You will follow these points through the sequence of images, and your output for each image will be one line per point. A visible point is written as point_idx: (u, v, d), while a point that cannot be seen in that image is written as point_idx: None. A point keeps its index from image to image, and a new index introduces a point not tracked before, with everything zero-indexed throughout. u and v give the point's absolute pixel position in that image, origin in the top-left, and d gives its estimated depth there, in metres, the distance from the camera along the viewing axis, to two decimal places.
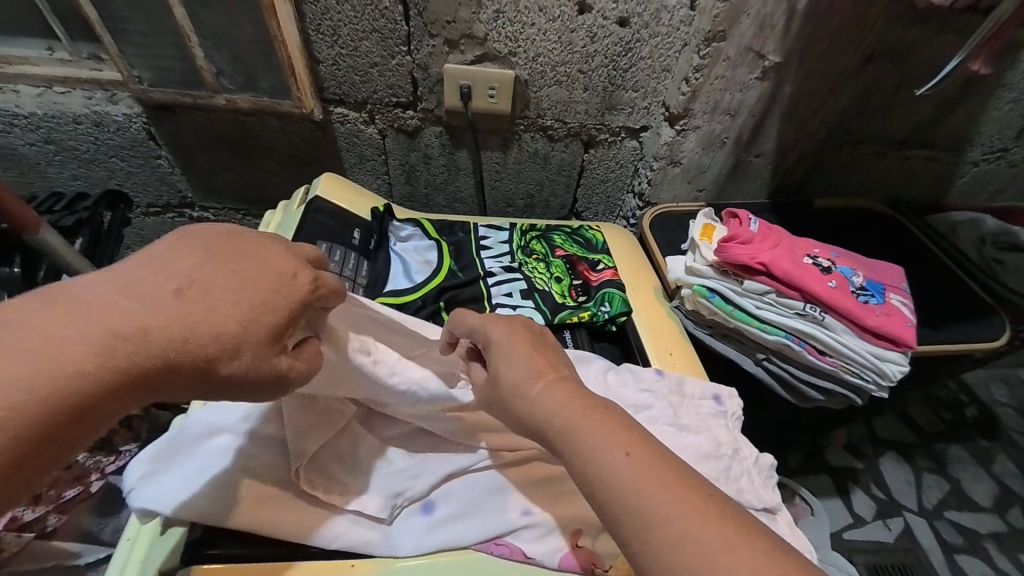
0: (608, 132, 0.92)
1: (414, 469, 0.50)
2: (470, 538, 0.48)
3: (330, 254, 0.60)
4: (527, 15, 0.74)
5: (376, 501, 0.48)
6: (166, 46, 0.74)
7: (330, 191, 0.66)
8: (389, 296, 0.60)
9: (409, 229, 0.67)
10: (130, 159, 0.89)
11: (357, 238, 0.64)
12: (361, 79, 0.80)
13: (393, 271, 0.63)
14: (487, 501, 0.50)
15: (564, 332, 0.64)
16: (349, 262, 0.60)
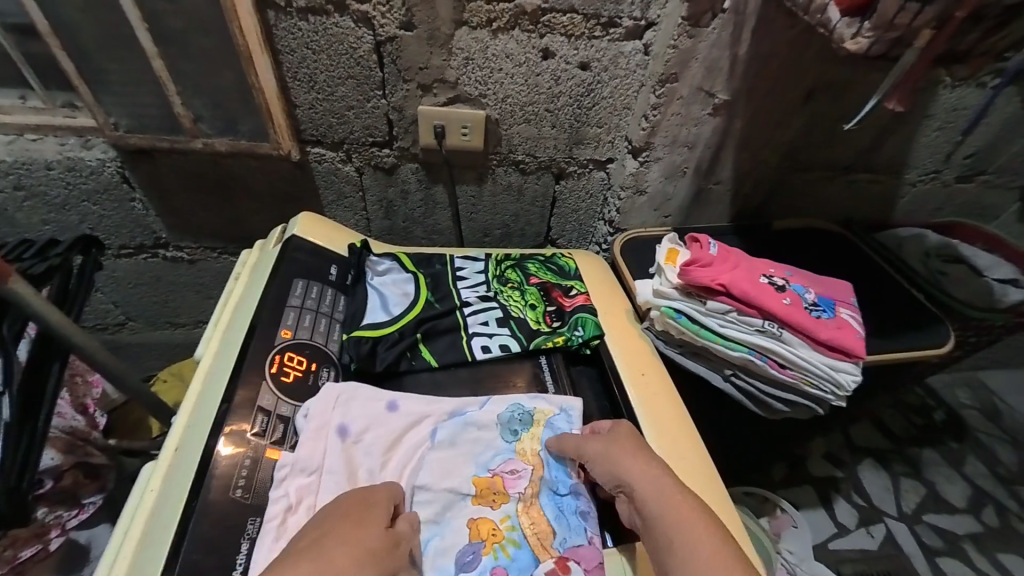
0: (577, 164, 0.97)
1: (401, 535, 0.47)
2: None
3: (308, 290, 0.61)
4: (495, 61, 0.80)
5: None
6: (145, 95, 0.75)
7: (307, 229, 0.67)
8: (366, 328, 0.60)
9: (387, 263, 0.69)
10: (104, 203, 0.89)
11: (334, 273, 0.65)
12: (338, 121, 0.83)
13: (370, 305, 0.63)
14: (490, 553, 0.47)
15: (541, 357, 0.65)
16: (325, 298, 0.62)
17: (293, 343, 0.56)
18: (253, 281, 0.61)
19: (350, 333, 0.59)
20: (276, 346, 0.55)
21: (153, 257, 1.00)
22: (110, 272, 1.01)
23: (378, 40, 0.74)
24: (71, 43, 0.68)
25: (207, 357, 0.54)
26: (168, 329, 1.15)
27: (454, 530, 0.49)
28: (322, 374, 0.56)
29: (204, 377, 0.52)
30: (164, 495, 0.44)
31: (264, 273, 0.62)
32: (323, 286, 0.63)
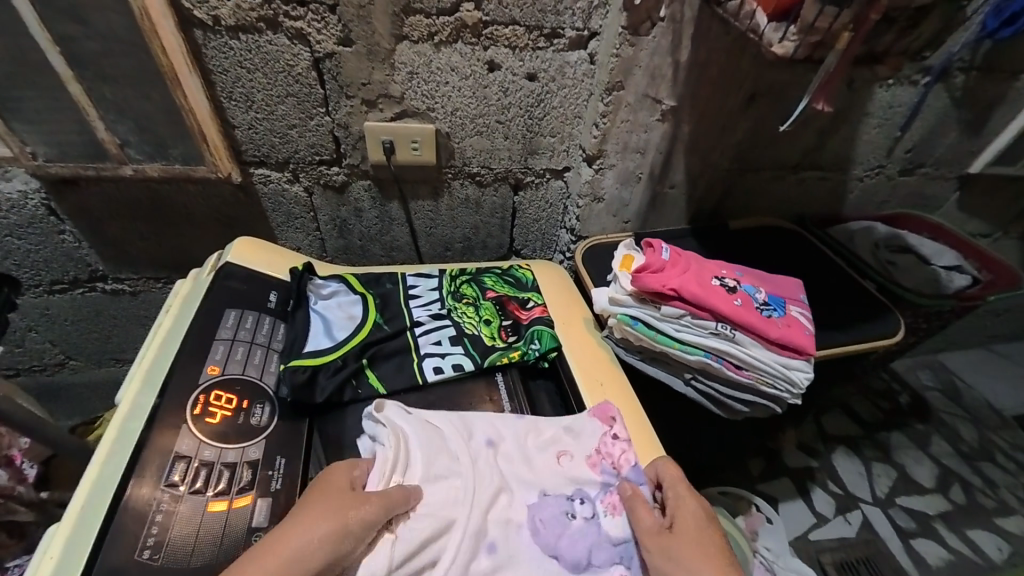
0: (533, 174, 0.97)
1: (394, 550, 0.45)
2: None
3: (242, 320, 0.58)
4: (440, 75, 0.79)
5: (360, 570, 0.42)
6: (65, 123, 0.70)
7: (242, 255, 0.64)
8: (307, 357, 0.56)
9: (333, 286, 0.66)
10: (30, 237, 0.83)
11: (273, 300, 0.62)
12: (280, 141, 0.81)
13: (313, 331, 0.60)
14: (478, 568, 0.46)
15: (496, 374, 0.64)
16: (263, 328, 0.59)
17: (222, 380, 0.53)
18: (181, 315, 0.57)
19: (288, 362, 0.56)
20: (202, 383, 0.52)
21: (90, 291, 0.94)
22: (43, 309, 0.94)
23: (316, 57, 0.72)
24: None
25: (126, 399, 0.50)
26: (113, 366, 1.08)
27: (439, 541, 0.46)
28: (256, 409, 0.52)
29: (121, 423, 0.48)
30: (65, 558, 0.40)
31: (194, 303, 0.58)
32: (260, 314, 0.60)
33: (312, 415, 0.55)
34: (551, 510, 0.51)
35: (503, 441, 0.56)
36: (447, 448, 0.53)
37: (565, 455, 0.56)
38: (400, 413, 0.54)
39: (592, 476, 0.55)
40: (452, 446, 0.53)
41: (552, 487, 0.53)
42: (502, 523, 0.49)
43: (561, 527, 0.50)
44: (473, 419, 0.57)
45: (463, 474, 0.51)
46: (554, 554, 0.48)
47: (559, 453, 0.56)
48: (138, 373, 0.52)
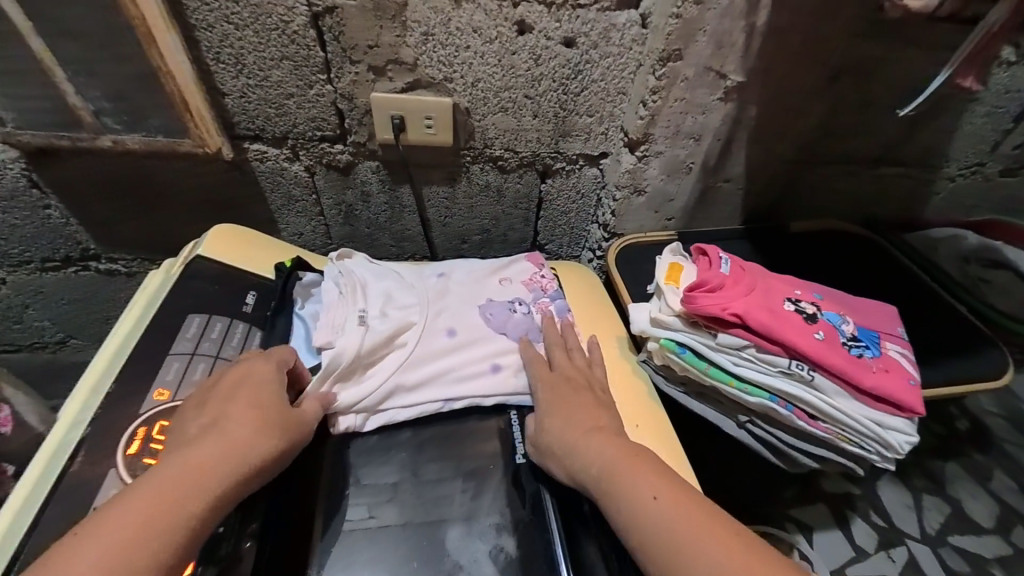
0: (564, 160, 0.84)
1: (369, 358, 0.50)
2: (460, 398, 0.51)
3: (208, 329, 0.51)
4: (459, 37, 0.66)
5: (349, 416, 0.49)
6: (30, 85, 0.60)
7: (216, 249, 0.57)
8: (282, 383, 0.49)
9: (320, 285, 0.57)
10: (14, 211, 0.77)
11: (250, 303, 0.55)
12: (276, 112, 0.70)
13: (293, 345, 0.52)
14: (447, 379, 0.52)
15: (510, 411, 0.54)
16: (235, 338, 0.52)
17: (170, 407, 0.46)
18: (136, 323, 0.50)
19: None
20: (144, 413, 0.45)
21: (84, 270, 0.87)
22: (37, 288, 0.89)
23: (315, 12, 0.61)
24: None
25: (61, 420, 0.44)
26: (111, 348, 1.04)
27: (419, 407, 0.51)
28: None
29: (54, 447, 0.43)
30: None
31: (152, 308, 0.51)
32: (233, 321, 0.53)
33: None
34: (497, 308, 0.58)
35: (453, 271, 0.62)
36: (391, 265, 0.60)
37: (505, 277, 0.62)
38: (372, 263, 0.59)
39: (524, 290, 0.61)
40: (408, 269, 0.61)
41: (496, 295, 0.59)
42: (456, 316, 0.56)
43: (505, 316, 0.58)
44: (425, 263, 0.64)
45: (419, 289, 0.58)
46: (501, 333, 0.56)
47: (500, 276, 0.62)
48: (81, 391, 0.46)
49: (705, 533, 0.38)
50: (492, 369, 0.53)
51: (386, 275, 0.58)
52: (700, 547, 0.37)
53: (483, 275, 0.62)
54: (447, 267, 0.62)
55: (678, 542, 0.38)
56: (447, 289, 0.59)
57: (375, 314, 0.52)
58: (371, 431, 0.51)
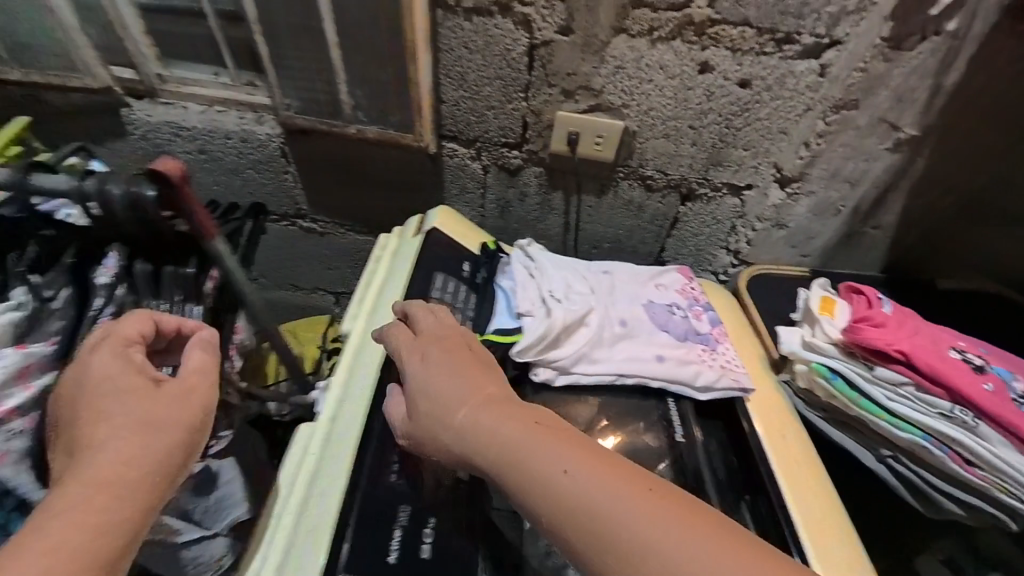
0: (709, 187, 0.91)
1: (566, 322, 0.56)
2: (633, 376, 0.55)
3: (444, 284, 0.61)
4: (646, 72, 0.76)
5: (544, 370, 0.54)
6: (317, 83, 0.78)
7: (446, 223, 0.68)
8: (496, 334, 0.56)
9: (519, 262, 0.66)
10: (264, 173, 0.99)
11: (467, 269, 0.64)
12: (476, 120, 0.85)
13: (498, 307, 0.61)
14: (623, 357, 0.56)
15: (668, 396, 0.56)
16: (459, 295, 0.62)
17: None
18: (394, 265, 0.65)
19: (481, 336, 0.57)
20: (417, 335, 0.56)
21: (291, 225, 1.10)
22: None
23: (533, 44, 0.74)
24: (269, 29, 0.73)
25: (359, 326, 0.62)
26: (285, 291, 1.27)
27: (603, 375, 0.55)
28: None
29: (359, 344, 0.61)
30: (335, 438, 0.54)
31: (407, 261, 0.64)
32: (458, 281, 0.63)
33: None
34: (660, 307, 0.64)
35: (616, 271, 0.69)
36: (567, 258, 0.69)
37: (661, 283, 0.68)
38: (550, 253, 0.70)
39: (680, 296, 0.67)
40: (579, 263, 0.69)
41: (657, 297, 0.65)
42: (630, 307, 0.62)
43: (668, 315, 0.63)
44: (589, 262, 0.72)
45: (592, 281, 0.66)
46: (667, 328, 0.61)
47: (657, 283, 0.69)
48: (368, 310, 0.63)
49: (639, 502, 0.38)
50: (661, 357, 0.57)
51: (564, 266, 0.67)
52: (627, 517, 0.37)
53: (642, 278, 0.69)
54: (610, 266, 0.70)
55: (594, 514, 0.38)
56: (614, 285, 0.66)
57: (565, 294, 0.61)
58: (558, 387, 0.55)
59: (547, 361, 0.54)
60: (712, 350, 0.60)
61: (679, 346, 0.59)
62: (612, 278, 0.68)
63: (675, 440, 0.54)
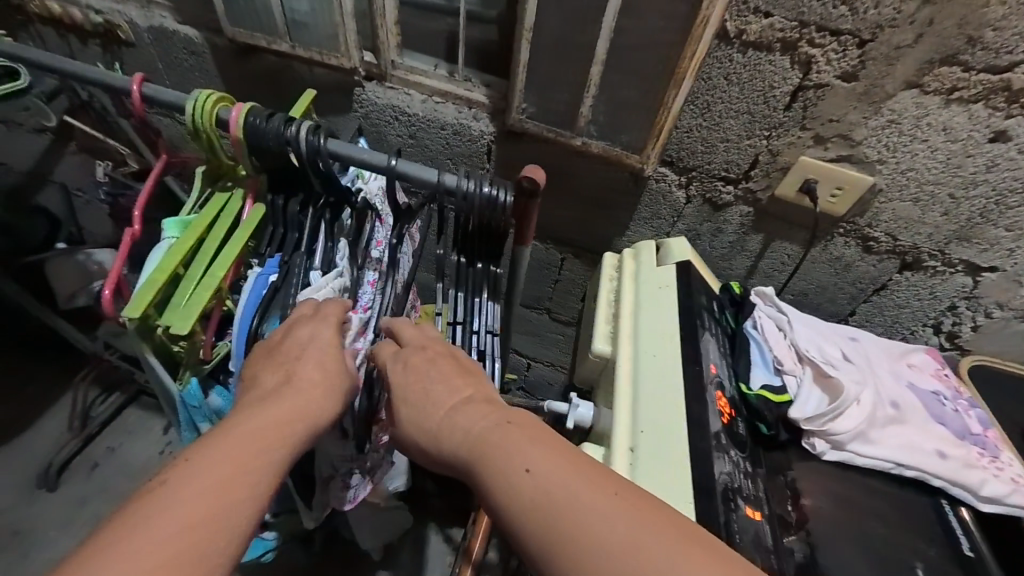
0: (941, 261, 0.83)
1: (849, 394, 0.53)
2: (912, 467, 0.52)
3: (705, 322, 0.59)
4: (922, 131, 0.70)
5: (820, 441, 0.52)
6: (563, 93, 0.81)
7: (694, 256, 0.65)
8: (767, 390, 0.54)
9: (768, 312, 0.63)
10: (461, 165, 1.03)
11: (715, 308, 0.62)
12: (703, 150, 0.82)
13: (751, 358, 0.58)
14: (900, 444, 0.53)
15: (942, 499, 0.52)
16: (717, 337, 0.59)
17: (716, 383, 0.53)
18: (644, 289, 0.62)
19: (751, 389, 0.54)
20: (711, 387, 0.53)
21: None
22: None
23: (802, 85, 0.71)
24: (538, 38, 0.76)
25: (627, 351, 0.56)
26: None
27: (880, 460, 0.52)
28: (737, 424, 0.51)
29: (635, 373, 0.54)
30: None
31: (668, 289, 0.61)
32: (713, 320, 0.60)
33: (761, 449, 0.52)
34: (925, 393, 0.59)
35: (863, 339, 0.65)
36: (813, 316, 0.66)
37: (912, 363, 0.64)
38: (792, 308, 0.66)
39: (938, 382, 0.62)
40: (824, 324, 0.66)
41: (917, 380, 0.61)
42: (897, 387, 0.58)
43: (936, 404, 0.58)
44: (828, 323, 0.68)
45: (848, 348, 0.62)
46: (940, 421, 0.56)
47: (909, 362, 0.64)
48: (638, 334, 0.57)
49: (613, 505, 0.36)
50: (941, 452, 0.53)
51: (814, 325, 0.64)
52: (583, 506, 0.36)
53: (893, 354, 0.64)
54: (856, 334, 0.66)
55: (571, 511, 0.36)
56: (868, 355, 0.62)
57: (831, 359, 0.58)
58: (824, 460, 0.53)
59: (824, 433, 0.52)
60: (989, 454, 0.54)
61: (954, 442, 0.55)
62: (864, 347, 0.63)
63: (961, 551, 0.50)
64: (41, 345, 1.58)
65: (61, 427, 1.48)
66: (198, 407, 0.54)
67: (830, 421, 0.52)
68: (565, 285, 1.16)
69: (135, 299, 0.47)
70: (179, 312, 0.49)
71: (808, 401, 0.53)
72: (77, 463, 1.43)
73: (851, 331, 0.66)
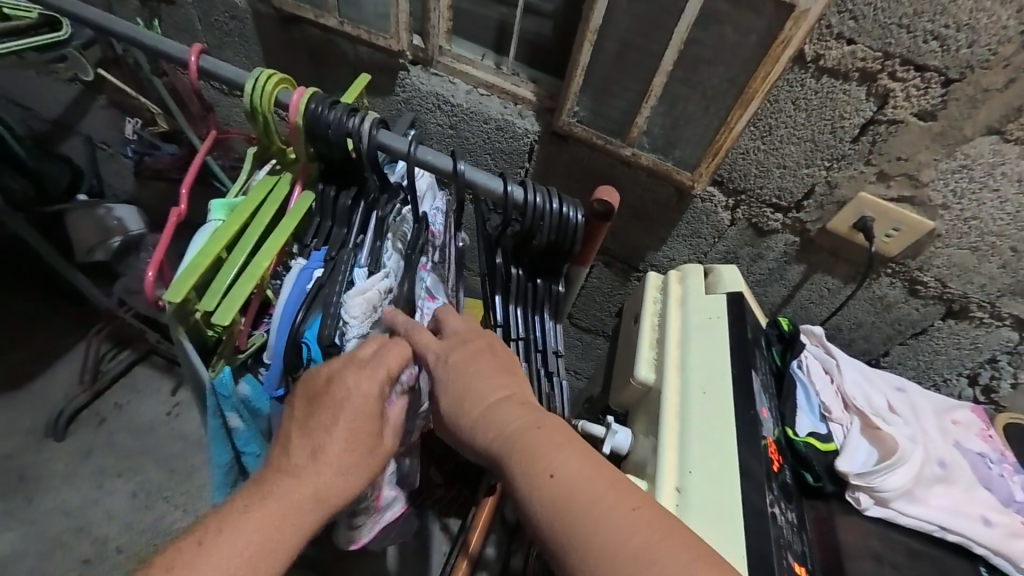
0: (988, 313, 0.81)
1: (901, 453, 0.52)
2: (955, 534, 0.51)
3: (755, 359, 0.57)
4: (995, 180, 0.67)
5: (866, 497, 0.51)
6: (619, 101, 0.78)
7: (743, 287, 0.64)
8: (814, 438, 0.53)
9: (816, 354, 0.61)
10: (499, 161, 1.00)
11: (763, 343, 0.61)
12: (757, 174, 0.79)
13: (798, 402, 0.56)
14: (945, 507, 0.52)
15: (980, 566, 0.51)
16: (765, 375, 0.57)
17: (764, 424, 0.52)
18: (691, 319, 0.61)
19: (797, 435, 0.53)
20: (761, 428, 0.51)
21: None
22: None
23: (875, 118, 0.67)
24: (602, 42, 0.73)
25: (669, 382, 0.55)
26: None
27: (924, 523, 0.51)
28: (784, 472, 0.51)
29: (674, 408, 0.53)
30: None
31: (717, 319, 0.60)
32: (761, 356, 0.59)
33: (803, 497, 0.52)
34: (973, 456, 0.57)
35: (910, 390, 0.64)
36: (861, 362, 0.64)
37: (959, 420, 0.62)
38: (840, 351, 0.64)
39: (983, 444, 0.60)
40: (872, 372, 0.63)
41: (964, 440, 0.59)
42: (945, 448, 0.56)
43: (983, 468, 0.56)
44: (876, 370, 0.66)
45: (897, 400, 0.60)
46: (986, 487, 0.55)
47: (955, 419, 0.62)
48: (678, 365, 0.56)
49: (631, 520, 0.35)
50: (986, 520, 0.52)
51: (862, 373, 0.62)
52: (593, 517, 0.35)
53: (939, 410, 0.63)
54: (902, 384, 0.64)
55: (588, 522, 0.35)
56: (914, 408, 0.61)
57: (882, 413, 0.56)
58: (866, 516, 0.51)
59: (871, 490, 0.50)
60: None
61: (1000, 511, 0.53)
62: (912, 402, 0.61)
63: None
64: (54, 296, 1.57)
65: (70, 379, 1.48)
66: (229, 395, 0.53)
67: (880, 479, 0.50)
68: (591, 291, 1.14)
69: (179, 282, 0.46)
70: (219, 300, 0.48)
71: (860, 459, 0.52)
72: (84, 417, 1.44)
73: (897, 381, 0.64)
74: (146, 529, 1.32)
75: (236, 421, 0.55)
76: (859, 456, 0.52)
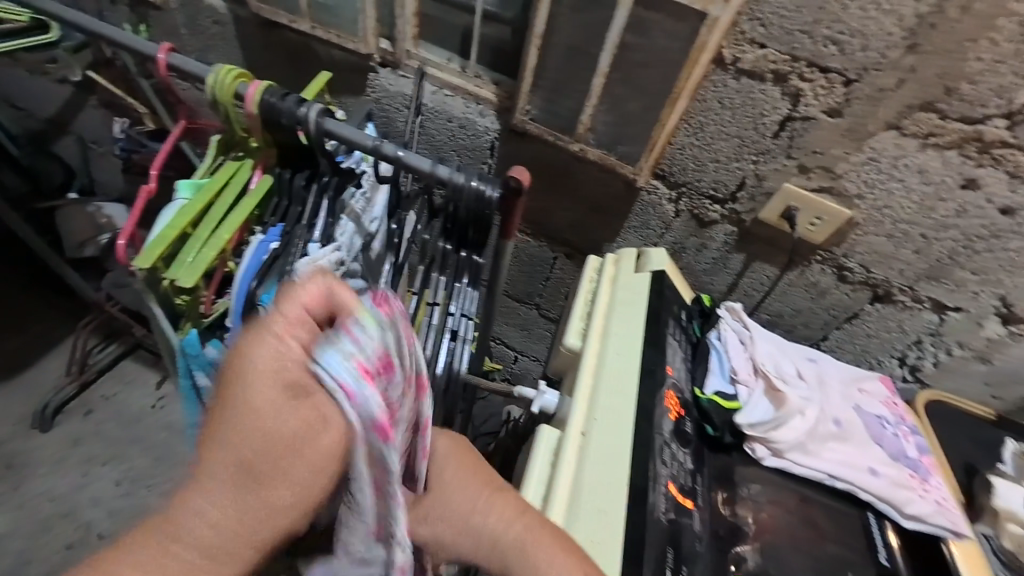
0: (910, 296, 0.87)
1: (795, 408, 0.58)
2: (842, 482, 0.56)
3: (671, 327, 0.64)
4: (901, 172, 0.74)
5: (761, 448, 0.57)
6: (567, 100, 0.85)
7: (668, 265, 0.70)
8: (718, 396, 0.59)
9: (732, 324, 0.67)
10: (464, 158, 1.06)
11: (684, 315, 0.67)
12: (694, 168, 0.86)
13: (710, 365, 0.63)
14: (834, 459, 0.57)
15: (867, 512, 0.57)
16: (679, 343, 0.64)
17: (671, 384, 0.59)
18: (619, 293, 0.67)
19: (703, 394, 0.59)
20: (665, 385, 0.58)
21: None
22: None
23: (791, 115, 0.74)
24: (548, 46, 0.80)
25: (593, 349, 0.61)
26: None
27: (814, 471, 0.57)
28: (686, 422, 0.57)
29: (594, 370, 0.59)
30: None
31: (640, 293, 0.66)
32: (678, 326, 0.65)
33: (706, 448, 0.58)
34: (870, 418, 0.63)
35: (822, 361, 0.69)
36: (776, 333, 0.70)
37: (865, 387, 0.67)
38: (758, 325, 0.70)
39: (886, 409, 0.66)
40: (787, 344, 0.69)
41: (865, 404, 0.65)
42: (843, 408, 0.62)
43: (878, 428, 0.62)
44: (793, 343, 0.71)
45: (805, 367, 0.66)
46: (878, 443, 0.61)
47: (861, 386, 0.68)
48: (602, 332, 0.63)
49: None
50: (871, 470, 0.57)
51: (775, 344, 0.68)
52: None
53: (846, 378, 0.68)
54: (815, 355, 0.70)
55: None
56: (821, 376, 0.66)
57: (785, 377, 0.62)
58: (763, 466, 0.58)
59: (765, 439, 0.57)
60: (919, 479, 0.58)
61: (887, 464, 0.59)
62: (819, 369, 0.67)
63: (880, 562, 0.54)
64: (44, 289, 1.61)
65: (56, 371, 1.52)
66: (198, 355, 0.58)
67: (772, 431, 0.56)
68: (557, 283, 1.20)
69: (148, 251, 0.52)
70: (184, 269, 0.53)
71: (756, 414, 0.58)
72: (70, 408, 1.48)
73: (810, 353, 0.70)
74: (127, 514, 1.35)
75: (204, 380, 0.61)
76: (756, 412, 0.58)
